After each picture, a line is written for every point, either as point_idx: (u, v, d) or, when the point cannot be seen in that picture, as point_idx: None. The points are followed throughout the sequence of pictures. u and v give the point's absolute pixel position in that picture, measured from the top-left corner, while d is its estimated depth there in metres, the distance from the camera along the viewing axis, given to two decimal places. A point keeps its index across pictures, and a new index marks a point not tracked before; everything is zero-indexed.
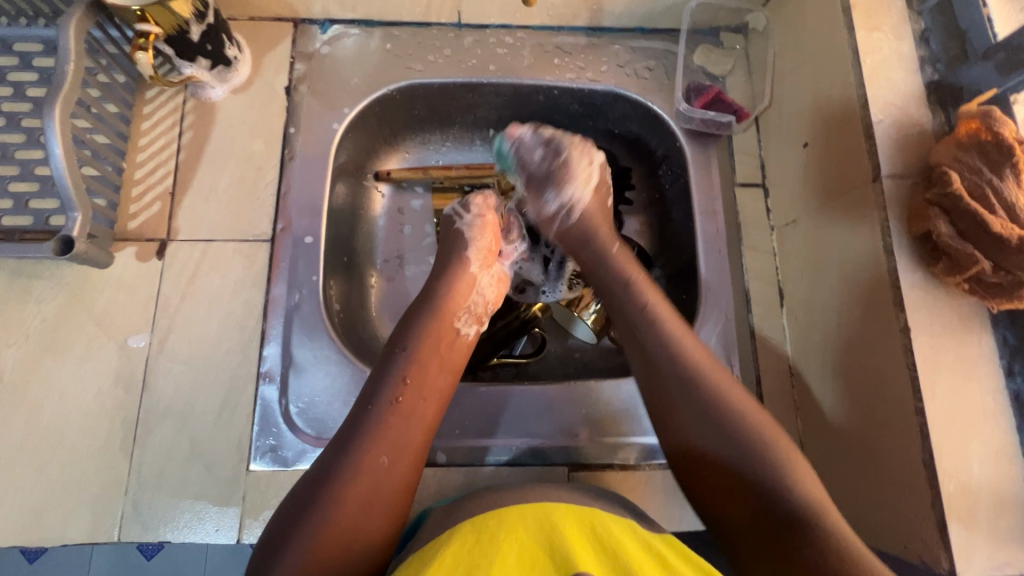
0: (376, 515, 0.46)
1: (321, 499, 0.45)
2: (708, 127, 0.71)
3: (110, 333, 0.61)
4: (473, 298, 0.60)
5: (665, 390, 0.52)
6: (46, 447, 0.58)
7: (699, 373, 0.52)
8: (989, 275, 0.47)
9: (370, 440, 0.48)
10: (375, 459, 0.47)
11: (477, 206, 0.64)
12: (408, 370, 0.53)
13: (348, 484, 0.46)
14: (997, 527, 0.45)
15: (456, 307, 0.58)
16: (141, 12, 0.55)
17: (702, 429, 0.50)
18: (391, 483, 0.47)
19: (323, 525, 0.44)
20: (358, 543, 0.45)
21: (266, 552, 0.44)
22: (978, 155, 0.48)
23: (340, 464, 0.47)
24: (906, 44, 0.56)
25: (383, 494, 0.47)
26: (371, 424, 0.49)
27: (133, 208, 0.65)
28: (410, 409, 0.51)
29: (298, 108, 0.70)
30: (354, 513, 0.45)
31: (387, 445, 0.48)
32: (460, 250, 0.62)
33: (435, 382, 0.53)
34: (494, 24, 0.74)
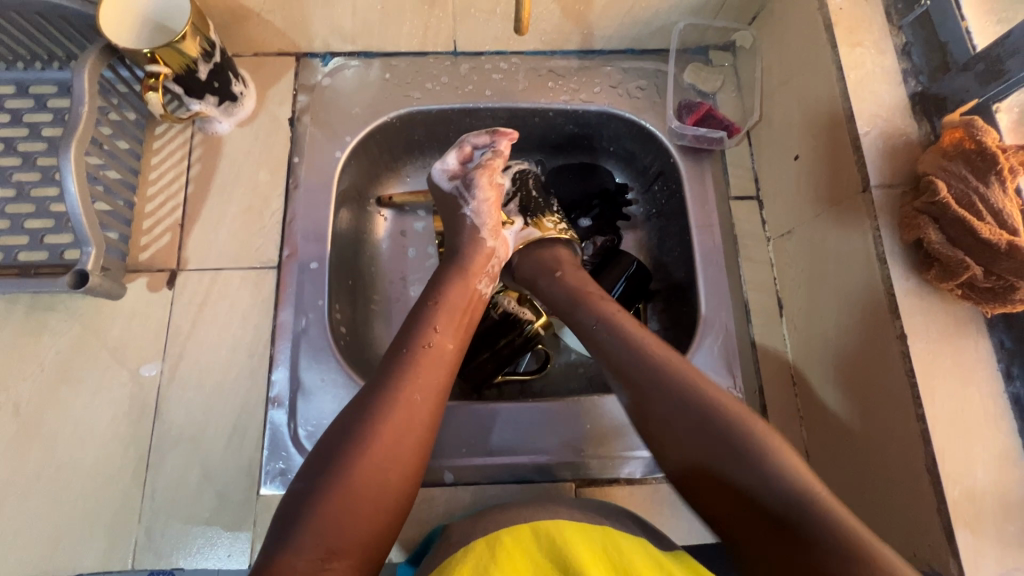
0: (410, 454, 0.48)
1: (359, 435, 0.47)
2: (700, 143, 0.73)
3: (123, 362, 0.63)
4: (491, 261, 0.64)
5: (656, 405, 0.52)
6: (61, 476, 0.59)
7: (681, 388, 0.52)
8: (981, 281, 0.48)
9: (402, 381, 0.50)
10: (410, 398, 0.50)
11: (481, 184, 0.65)
12: (437, 319, 0.56)
13: (384, 420, 0.48)
14: (1004, 532, 0.46)
15: (477, 269, 0.62)
16: (151, 53, 0.57)
17: (696, 439, 0.50)
18: (421, 421, 0.49)
19: (361, 457, 0.46)
20: (391, 480, 0.46)
21: (302, 490, 0.45)
22: (962, 163, 0.49)
23: (375, 403, 0.49)
24: (888, 58, 0.58)
25: (415, 434, 0.49)
26: (404, 367, 0.51)
27: (144, 239, 0.67)
28: (440, 354, 0.54)
29: (301, 138, 0.72)
30: (389, 448, 0.47)
31: (420, 386, 0.51)
32: (471, 223, 0.65)
33: (460, 331, 0.57)
34: (488, 51, 0.76)
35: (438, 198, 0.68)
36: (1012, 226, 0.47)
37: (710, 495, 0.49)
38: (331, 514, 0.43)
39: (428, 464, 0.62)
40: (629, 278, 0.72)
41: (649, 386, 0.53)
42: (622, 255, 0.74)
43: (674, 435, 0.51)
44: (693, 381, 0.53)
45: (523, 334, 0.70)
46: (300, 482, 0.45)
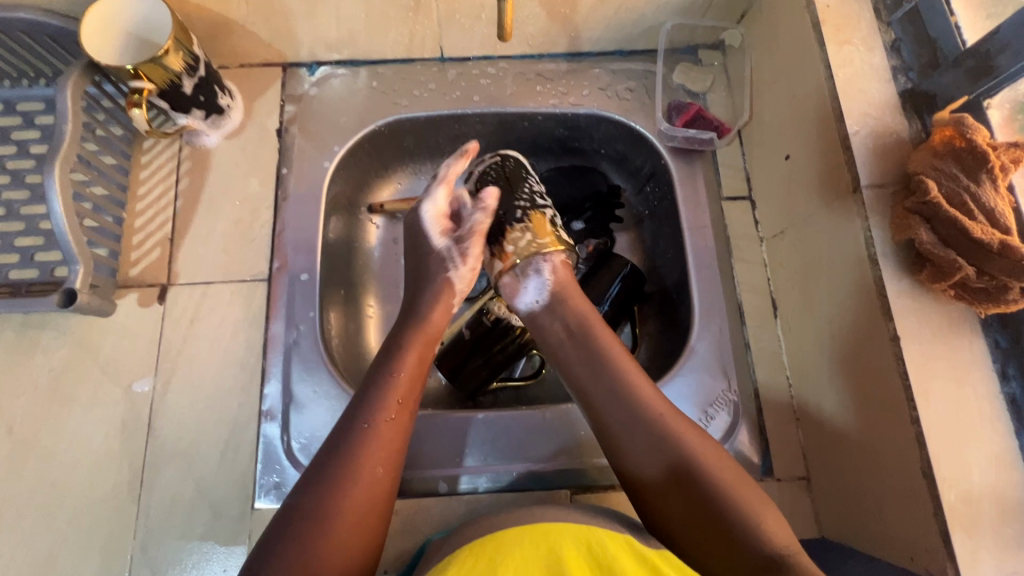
0: (378, 500, 0.49)
1: (327, 484, 0.48)
2: (691, 144, 0.72)
3: (115, 378, 0.63)
4: (456, 300, 0.62)
5: (623, 428, 0.52)
6: (56, 495, 0.59)
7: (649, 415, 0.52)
8: (974, 281, 0.47)
9: (367, 429, 0.51)
10: (375, 448, 0.50)
11: (467, 231, 0.63)
12: (397, 365, 0.56)
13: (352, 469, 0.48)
14: (1002, 535, 0.45)
15: (445, 306, 0.61)
16: (135, 69, 0.57)
17: (658, 457, 0.50)
18: (386, 467, 0.50)
19: (330, 508, 0.46)
20: (363, 524, 0.47)
21: (271, 539, 0.45)
22: (954, 162, 0.49)
23: (344, 452, 0.49)
24: (877, 55, 0.57)
25: (384, 480, 0.50)
26: (367, 416, 0.52)
27: (135, 254, 0.67)
28: (401, 404, 0.54)
29: (289, 148, 0.72)
30: (357, 498, 0.48)
31: (384, 434, 0.51)
32: (437, 263, 0.63)
33: (421, 380, 0.57)
34: (475, 56, 0.76)
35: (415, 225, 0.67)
36: (1004, 224, 0.46)
37: (682, 515, 0.49)
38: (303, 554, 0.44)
39: (423, 474, 0.61)
40: (624, 279, 0.72)
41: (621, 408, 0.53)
42: (615, 257, 0.73)
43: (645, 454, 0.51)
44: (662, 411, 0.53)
45: (516, 341, 0.69)
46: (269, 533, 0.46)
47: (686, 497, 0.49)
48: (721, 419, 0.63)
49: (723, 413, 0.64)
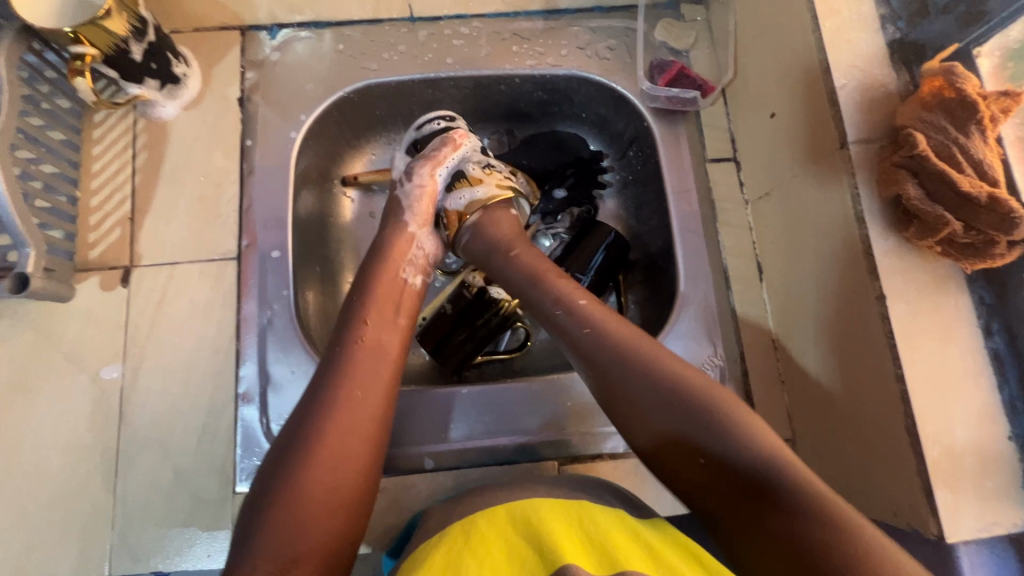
0: (360, 448, 0.47)
1: (299, 445, 0.46)
2: (674, 104, 0.69)
3: (81, 366, 0.60)
4: (413, 249, 0.60)
5: (620, 382, 0.49)
6: (26, 487, 0.57)
7: (631, 371, 0.49)
8: (961, 236, 0.46)
9: (338, 379, 0.49)
10: (349, 395, 0.48)
11: (421, 174, 0.63)
12: (367, 312, 0.54)
13: (324, 422, 0.47)
14: (984, 488, 0.45)
15: (400, 257, 0.59)
16: (73, 32, 0.52)
17: (660, 411, 0.47)
18: (366, 414, 0.48)
19: (306, 464, 0.44)
20: (344, 471, 0.46)
21: (247, 519, 0.43)
22: (942, 113, 0.47)
23: (316, 404, 0.48)
24: (866, 3, 0.54)
25: (362, 427, 0.48)
26: (340, 364, 0.50)
27: (93, 236, 0.63)
28: (375, 349, 0.52)
29: (252, 118, 0.68)
30: (333, 448, 0.46)
31: (359, 380, 0.50)
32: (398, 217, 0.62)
33: (396, 325, 0.55)
34: (447, 15, 0.72)
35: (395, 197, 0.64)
36: (992, 176, 0.45)
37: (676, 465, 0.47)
38: (285, 513, 0.43)
39: (407, 452, 0.60)
40: (608, 248, 0.70)
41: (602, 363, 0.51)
42: (598, 225, 0.71)
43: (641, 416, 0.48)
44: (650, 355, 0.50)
45: (499, 313, 0.68)
46: (247, 508, 0.44)
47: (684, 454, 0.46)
48: None
49: (710, 378, 0.63)
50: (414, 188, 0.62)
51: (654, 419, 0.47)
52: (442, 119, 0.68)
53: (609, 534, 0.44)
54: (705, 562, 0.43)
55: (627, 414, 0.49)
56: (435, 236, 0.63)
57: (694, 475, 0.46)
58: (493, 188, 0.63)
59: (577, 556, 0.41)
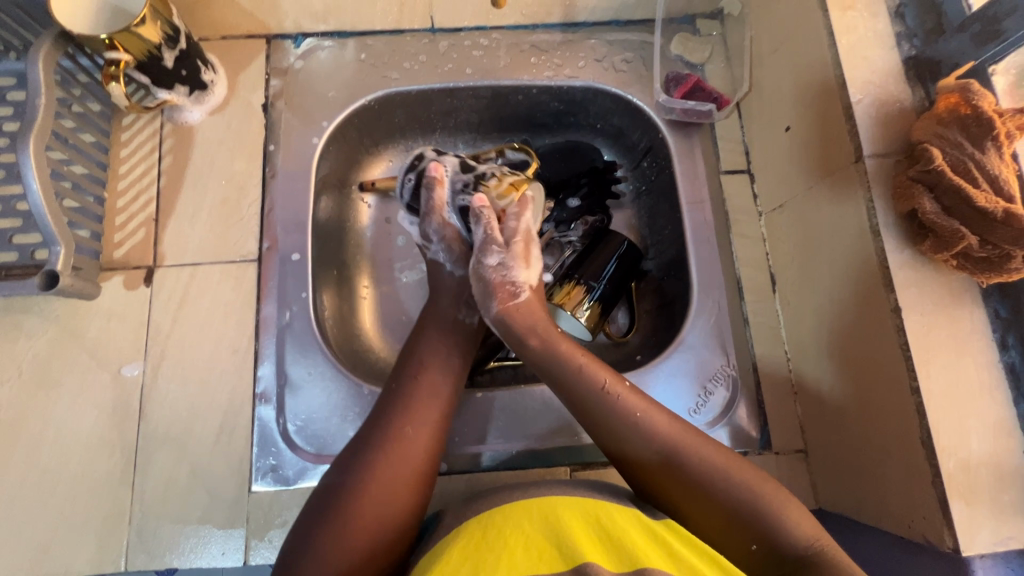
0: (409, 482, 0.48)
1: (349, 478, 0.47)
2: (688, 117, 0.71)
3: (103, 363, 0.61)
4: (470, 289, 0.62)
5: (611, 435, 0.51)
6: (46, 481, 0.58)
7: (611, 412, 0.51)
8: (977, 251, 0.47)
9: (394, 415, 0.51)
10: (402, 432, 0.50)
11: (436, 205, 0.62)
12: (422, 355, 0.56)
13: (377, 456, 0.48)
14: (999, 502, 0.45)
15: (452, 305, 0.61)
16: (110, 39, 0.54)
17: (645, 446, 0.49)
18: (419, 451, 0.50)
19: (355, 495, 0.46)
20: (387, 507, 0.46)
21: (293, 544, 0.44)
22: (958, 129, 0.48)
23: (369, 438, 0.49)
24: (880, 21, 0.55)
25: (412, 464, 0.49)
26: (395, 402, 0.52)
27: (119, 236, 0.65)
28: (430, 388, 0.54)
29: (276, 124, 0.69)
30: (384, 482, 0.47)
31: (411, 418, 0.51)
32: (443, 271, 0.63)
33: (449, 366, 0.56)
34: (467, 27, 0.74)
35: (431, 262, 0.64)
36: (1007, 192, 0.45)
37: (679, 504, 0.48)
38: (332, 540, 0.44)
39: None
40: (620, 258, 0.71)
41: (582, 399, 0.52)
42: (612, 234, 0.72)
43: (614, 446, 0.51)
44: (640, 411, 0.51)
45: None
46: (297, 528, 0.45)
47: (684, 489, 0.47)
48: (720, 393, 0.63)
49: (722, 388, 0.64)
50: (446, 232, 0.62)
51: (634, 445, 0.50)
52: (412, 171, 0.66)
53: (627, 531, 0.44)
54: (721, 562, 0.42)
55: (614, 450, 0.51)
56: None
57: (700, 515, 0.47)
58: (505, 189, 0.63)
59: (592, 551, 0.41)
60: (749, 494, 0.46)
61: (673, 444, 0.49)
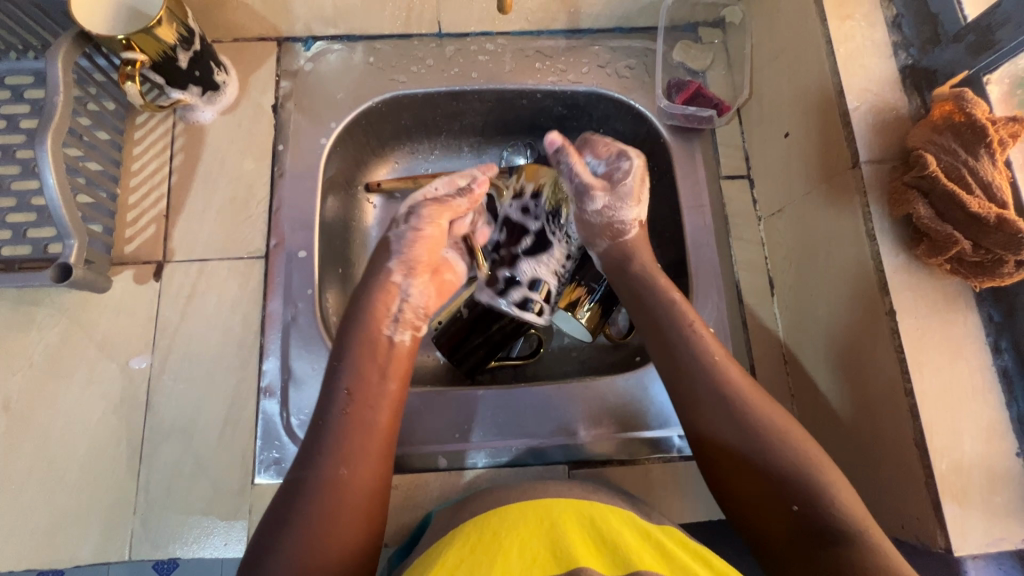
0: (353, 524, 0.48)
1: (288, 527, 0.46)
2: (689, 122, 0.72)
3: (112, 355, 0.63)
4: (398, 303, 0.59)
5: (705, 399, 0.53)
6: (54, 470, 0.59)
7: (714, 379, 0.53)
8: (970, 255, 0.48)
9: (326, 453, 0.50)
10: (335, 475, 0.49)
11: (424, 215, 0.61)
12: (351, 382, 0.54)
13: (311, 504, 0.47)
14: (992, 503, 0.46)
15: (382, 313, 0.57)
16: (127, 40, 0.56)
17: (730, 423, 0.51)
18: (358, 491, 0.49)
19: (297, 544, 0.45)
20: (333, 545, 0.46)
21: None
22: (952, 136, 0.49)
23: (305, 474, 0.49)
24: (878, 30, 0.56)
25: (349, 501, 0.48)
26: (325, 437, 0.51)
27: (129, 231, 0.66)
28: (361, 421, 0.52)
29: (285, 125, 0.71)
30: (326, 528, 0.46)
31: (343, 458, 0.50)
32: (381, 263, 0.60)
33: (384, 395, 0.54)
34: (474, 32, 0.75)
35: (381, 249, 0.62)
36: (1000, 198, 0.46)
37: (738, 487, 0.50)
38: None
39: (421, 450, 0.62)
40: None
41: (681, 363, 0.55)
42: None
43: (706, 417, 0.52)
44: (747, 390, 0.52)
45: (515, 320, 0.67)
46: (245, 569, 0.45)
47: (745, 471, 0.50)
48: None
49: None
50: (417, 226, 0.61)
51: (713, 414, 0.52)
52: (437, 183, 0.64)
53: (620, 533, 0.45)
54: (714, 563, 0.43)
55: (700, 416, 0.53)
56: (423, 286, 0.61)
57: (756, 498, 0.49)
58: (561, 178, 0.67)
59: (588, 554, 0.42)
60: (823, 477, 0.48)
61: (760, 426, 0.50)
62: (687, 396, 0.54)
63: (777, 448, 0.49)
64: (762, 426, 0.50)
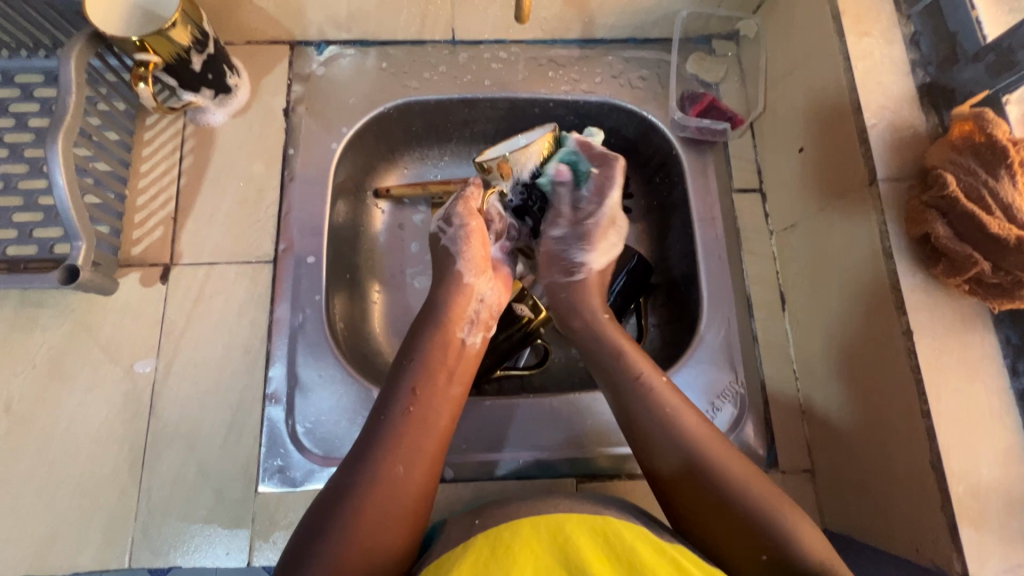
0: (397, 524, 0.47)
1: (335, 518, 0.45)
2: (703, 134, 0.72)
3: (117, 358, 0.62)
4: (474, 305, 0.61)
5: (637, 408, 0.55)
6: (55, 474, 0.58)
7: (643, 392, 0.55)
8: (989, 276, 0.47)
9: (384, 452, 0.49)
10: (390, 471, 0.48)
11: (460, 213, 0.63)
12: (418, 381, 0.54)
13: (364, 498, 0.46)
14: (1010, 529, 0.45)
15: (459, 316, 0.59)
16: (140, 41, 0.55)
17: (662, 431, 0.52)
18: (409, 492, 0.48)
19: (343, 533, 0.44)
20: (378, 546, 0.45)
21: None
22: (972, 155, 0.49)
23: (359, 472, 0.48)
24: (896, 47, 0.56)
25: (401, 501, 0.47)
26: (385, 437, 0.50)
27: (137, 233, 0.65)
28: (422, 421, 0.52)
29: (296, 129, 0.71)
30: (372, 524, 0.45)
31: (402, 455, 0.49)
32: (451, 265, 0.62)
33: (448, 395, 0.54)
34: (487, 39, 0.75)
35: (439, 255, 0.64)
36: (1021, 220, 0.46)
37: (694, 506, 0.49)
38: None
39: None
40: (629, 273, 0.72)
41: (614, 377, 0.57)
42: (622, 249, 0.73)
43: (654, 446, 0.52)
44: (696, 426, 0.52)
45: (522, 329, 0.69)
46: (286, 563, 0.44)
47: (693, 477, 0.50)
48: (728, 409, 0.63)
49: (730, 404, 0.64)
50: (471, 221, 0.62)
51: (643, 422, 0.54)
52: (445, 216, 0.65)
53: (636, 552, 0.44)
54: None
55: (638, 429, 0.54)
56: (493, 284, 0.63)
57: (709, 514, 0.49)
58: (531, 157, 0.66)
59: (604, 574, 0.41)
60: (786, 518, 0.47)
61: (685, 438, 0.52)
62: (628, 410, 0.55)
63: (733, 482, 0.49)
64: (710, 457, 0.50)
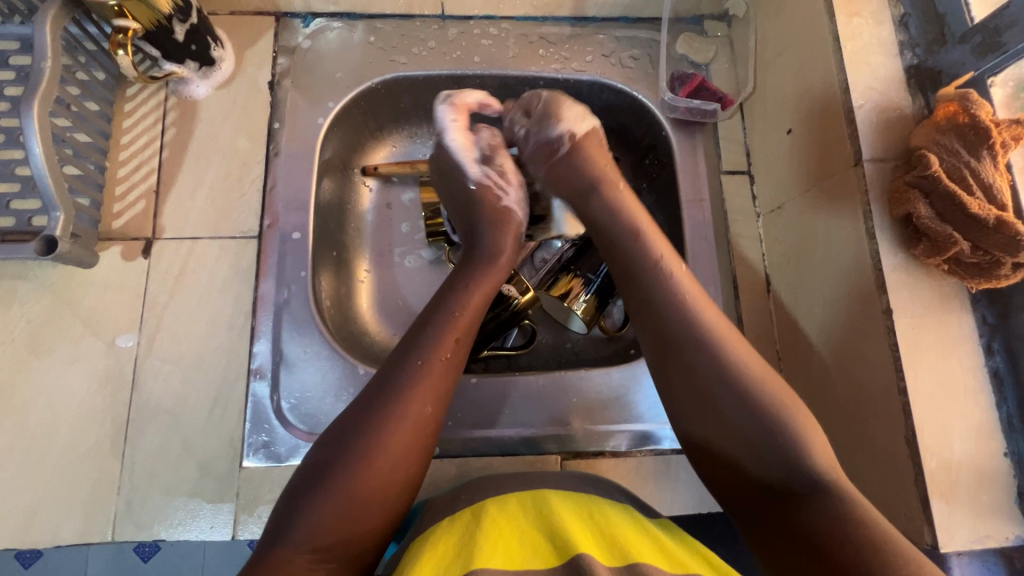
0: (412, 462, 0.47)
1: (349, 455, 0.45)
2: (693, 115, 0.71)
3: (98, 333, 0.61)
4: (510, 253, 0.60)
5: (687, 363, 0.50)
6: (35, 448, 0.58)
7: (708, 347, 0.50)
8: (968, 256, 0.48)
9: (411, 390, 0.49)
10: (420, 411, 0.48)
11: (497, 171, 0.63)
12: (457, 327, 0.53)
13: (387, 434, 0.47)
14: (978, 501, 0.47)
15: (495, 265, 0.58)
16: (119, 6, 0.54)
17: (737, 414, 0.47)
18: (428, 434, 0.49)
19: (359, 469, 0.45)
20: (389, 481, 0.46)
21: (292, 499, 0.45)
22: (955, 137, 0.49)
23: (383, 406, 0.48)
24: (885, 28, 0.56)
25: (419, 443, 0.48)
26: (417, 373, 0.50)
27: (118, 206, 0.64)
28: (452, 365, 0.52)
29: (281, 102, 0.69)
30: (394, 459, 0.46)
31: (432, 397, 0.49)
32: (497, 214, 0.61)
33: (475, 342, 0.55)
34: (477, 15, 0.74)
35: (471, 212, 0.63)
36: (1000, 201, 0.47)
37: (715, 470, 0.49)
38: (337, 508, 0.44)
39: None
40: None
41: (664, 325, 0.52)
42: None
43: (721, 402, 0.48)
44: (760, 370, 0.49)
45: (510, 309, 0.67)
46: (300, 483, 0.45)
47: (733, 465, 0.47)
48: None
49: None
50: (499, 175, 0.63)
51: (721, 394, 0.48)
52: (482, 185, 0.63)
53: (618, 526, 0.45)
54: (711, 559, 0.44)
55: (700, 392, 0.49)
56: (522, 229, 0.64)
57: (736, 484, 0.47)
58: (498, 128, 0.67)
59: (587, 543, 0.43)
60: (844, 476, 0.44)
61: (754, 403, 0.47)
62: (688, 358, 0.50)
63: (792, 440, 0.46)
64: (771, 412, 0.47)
